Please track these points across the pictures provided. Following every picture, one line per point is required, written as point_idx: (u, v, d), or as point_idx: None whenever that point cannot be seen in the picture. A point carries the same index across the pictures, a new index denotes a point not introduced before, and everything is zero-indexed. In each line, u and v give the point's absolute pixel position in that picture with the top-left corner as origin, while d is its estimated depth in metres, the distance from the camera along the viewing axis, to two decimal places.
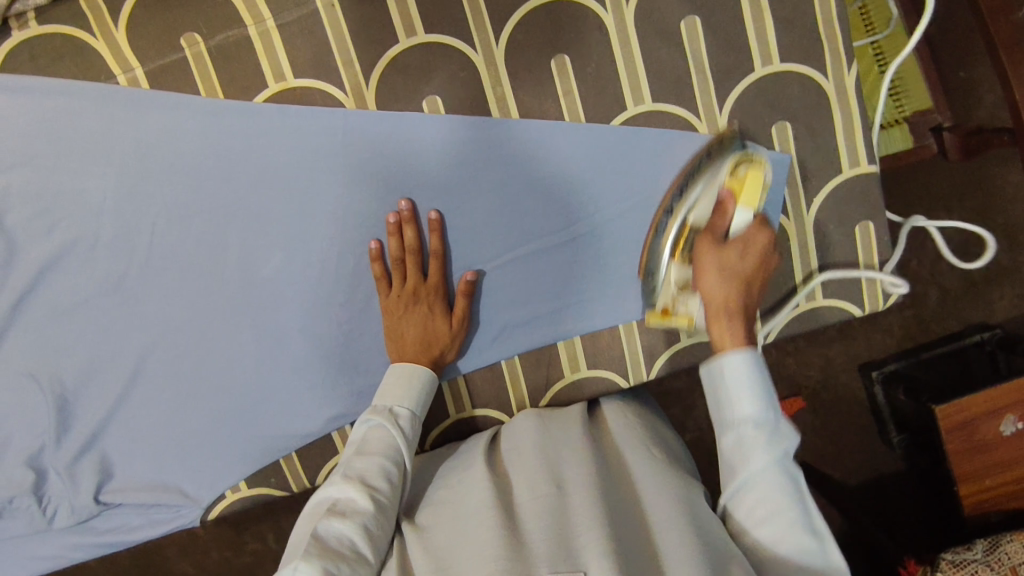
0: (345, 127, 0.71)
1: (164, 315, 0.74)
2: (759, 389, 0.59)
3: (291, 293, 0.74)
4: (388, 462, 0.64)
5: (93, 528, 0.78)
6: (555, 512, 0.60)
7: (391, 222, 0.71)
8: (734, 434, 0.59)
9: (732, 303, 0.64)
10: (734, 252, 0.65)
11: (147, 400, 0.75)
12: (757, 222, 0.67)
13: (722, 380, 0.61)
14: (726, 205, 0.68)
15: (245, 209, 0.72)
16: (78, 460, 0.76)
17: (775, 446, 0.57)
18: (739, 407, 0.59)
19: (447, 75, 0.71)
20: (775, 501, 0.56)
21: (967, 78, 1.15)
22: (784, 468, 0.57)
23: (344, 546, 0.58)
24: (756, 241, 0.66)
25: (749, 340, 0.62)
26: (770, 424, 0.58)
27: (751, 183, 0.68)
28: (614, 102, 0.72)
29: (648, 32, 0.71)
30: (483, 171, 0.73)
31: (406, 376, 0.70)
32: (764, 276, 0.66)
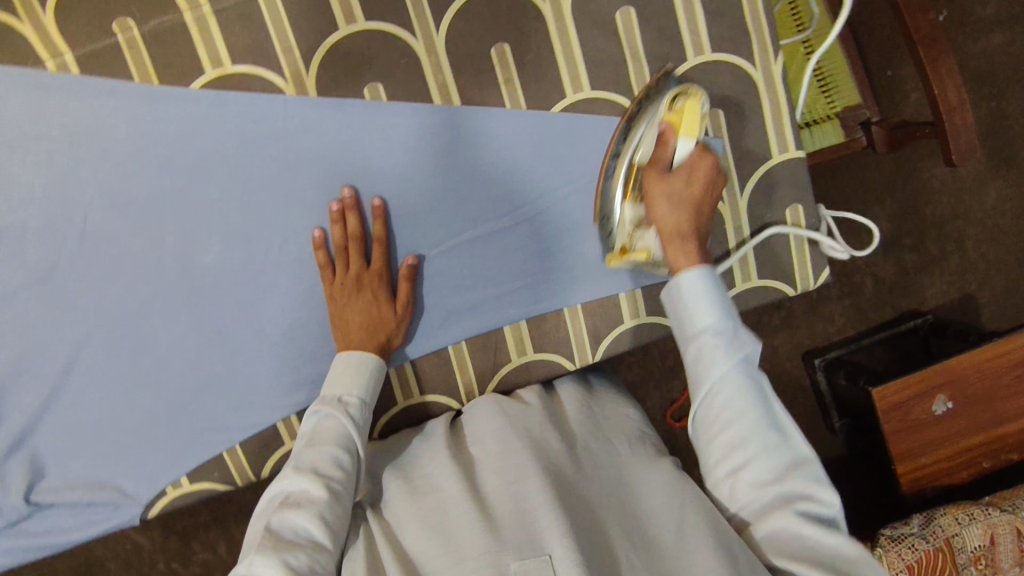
0: (285, 115, 0.70)
1: (100, 307, 0.72)
2: (717, 299, 0.61)
3: (233, 282, 0.73)
4: (339, 450, 0.64)
5: (24, 530, 0.75)
6: (519, 499, 0.62)
7: (334, 210, 0.71)
8: (696, 347, 0.62)
9: (684, 230, 0.65)
10: (681, 180, 0.65)
11: (82, 394, 0.73)
12: (700, 147, 0.66)
13: (682, 295, 0.63)
14: (667, 137, 0.67)
15: (183, 199, 0.71)
16: (7, 460, 0.73)
17: (735, 352, 0.60)
18: (699, 318, 0.62)
19: (389, 63, 0.71)
20: (740, 404, 0.59)
21: (894, 78, 1.21)
22: (747, 373, 0.60)
23: (300, 538, 0.59)
24: (701, 165, 0.66)
25: (703, 259, 0.64)
26: (730, 331, 0.61)
27: (690, 114, 0.66)
28: (553, 90, 0.74)
29: (586, 22, 0.73)
30: (426, 157, 0.73)
31: (352, 363, 0.70)
32: (713, 200, 0.67)
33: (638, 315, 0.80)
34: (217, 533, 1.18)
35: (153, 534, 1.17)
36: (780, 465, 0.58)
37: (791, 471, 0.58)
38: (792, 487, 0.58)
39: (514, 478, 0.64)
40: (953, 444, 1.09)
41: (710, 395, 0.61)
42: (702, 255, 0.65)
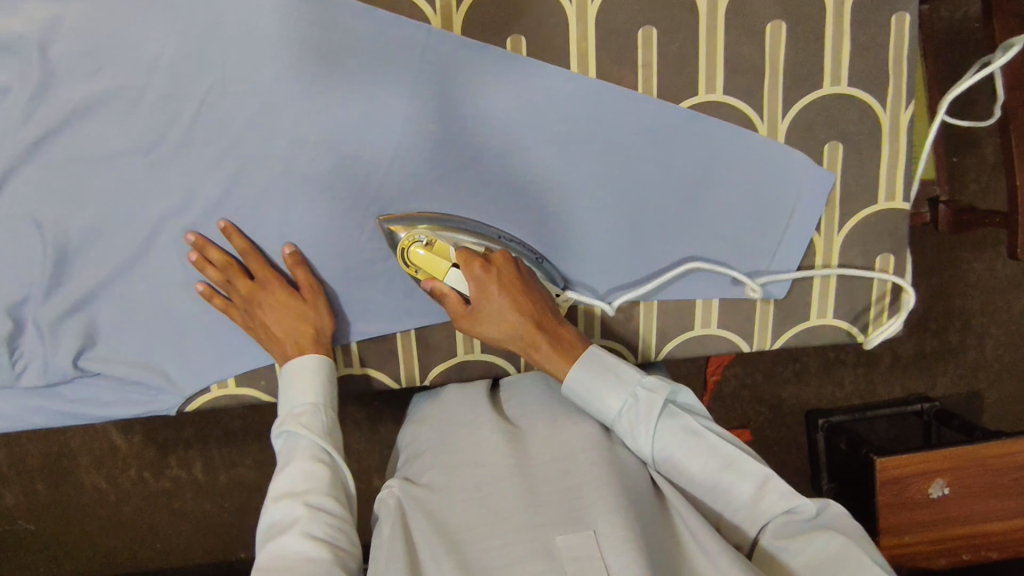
0: (425, 45, 0.70)
1: (193, 189, 0.71)
2: (612, 381, 0.68)
3: (328, 197, 0.72)
4: (306, 464, 0.66)
5: (62, 393, 0.74)
6: (565, 475, 0.65)
7: (193, 259, 0.71)
8: (619, 429, 0.68)
9: (530, 335, 0.69)
10: (484, 308, 0.69)
11: (154, 271, 0.72)
12: (466, 263, 0.69)
13: (579, 396, 0.69)
14: (440, 290, 0.70)
15: (304, 102, 0.70)
16: (64, 319, 0.71)
17: (649, 408, 0.67)
18: (608, 406, 0.68)
19: (537, 19, 0.72)
20: (683, 449, 0.66)
21: (958, 164, 1.16)
22: (672, 424, 0.67)
23: (292, 558, 0.61)
24: (483, 282, 0.68)
25: (557, 346, 0.70)
26: (636, 403, 0.67)
27: (435, 261, 0.69)
28: (687, 85, 0.74)
29: (736, 26, 0.73)
30: (548, 120, 0.73)
31: (299, 371, 0.71)
32: (519, 287, 0.70)
33: (709, 324, 0.81)
34: (196, 455, 1.22)
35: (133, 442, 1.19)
36: (749, 491, 0.65)
37: (760, 487, 0.64)
38: (767, 502, 0.64)
39: (563, 458, 0.66)
40: (943, 530, 1.07)
41: (656, 457, 0.67)
42: (554, 340, 0.70)
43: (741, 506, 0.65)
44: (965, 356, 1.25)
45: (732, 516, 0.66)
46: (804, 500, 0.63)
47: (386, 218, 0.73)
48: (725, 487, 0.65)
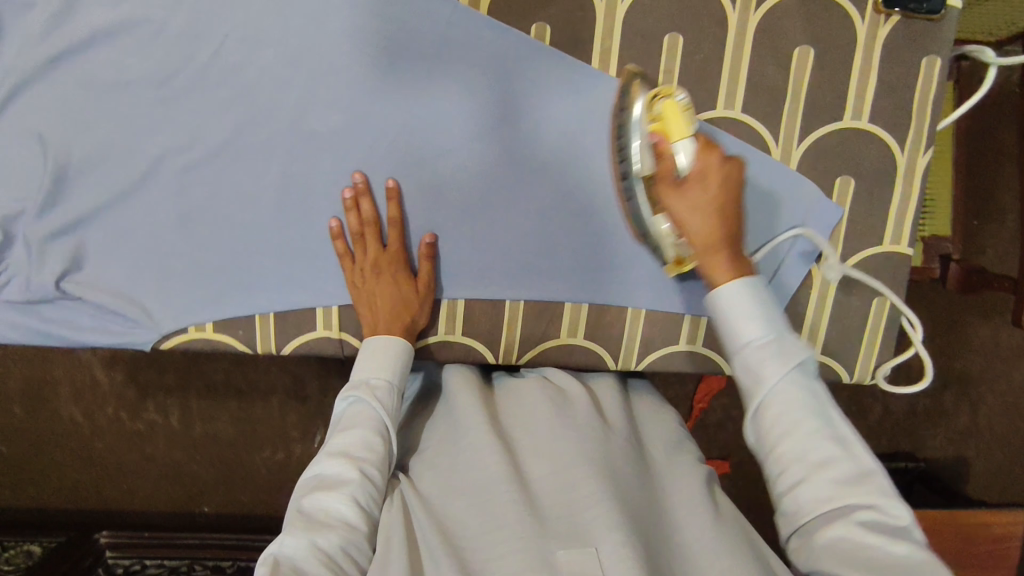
0: (450, 20, 0.70)
1: (200, 129, 0.71)
2: (762, 310, 0.56)
3: (332, 156, 0.72)
4: (370, 435, 0.64)
5: (40, 312, 0.74)
6: (569, 487, 0.61)
7: (347, 197, 0.71)
8: (741, 360, 0.56)
9: (714, 242, 0.58)
10: (696, 188, 0.58)
11: (150, 204, 0.72)
12: (705, 146, 0.58)
13: (723, 310, 0.57)
14: (660, 148, 0.59)
15: (323, 59, 0.70)
16: (54, 239, 0.71)
17: (792, 348, 0.54)
18: (742, 331, 0.56)
19: (565, 10, 0.72)
20: (800, 404, 0.53)
21: (977, 227, 1.14)
22: (800, 381, 0.54)
23: (330, 518, 0.59)
24: (721, 163, 0.57)
25: (740, 271, 0.58)
26: (776, 341, 0.55)
27: (670, 116, 0.58)
28: (706, 97, 0.73)
29: (764, 46, 0.72)
30: (561, 111, 0.73)
31: (382, 346, 0.70)
32: (742, 192, 0.59)
33: (694, 340, 0.80)
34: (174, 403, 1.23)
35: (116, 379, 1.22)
36: (842, 478, 0.51)
37: (863, 480, 0.51)
38: (852, 499, 0.50)
39: (562, 464, 0.63)
40: None
41: (760, 405, 0.54)
42: (735, 254, 0.58)
43: (827, 489, 0.51)
44: (956, 421, 1.23)
45: (806, 497, 0.51)
46: (904, 516, 0.49)
47: (634, 71, 0.67)
48: (820, 463, 0.52)
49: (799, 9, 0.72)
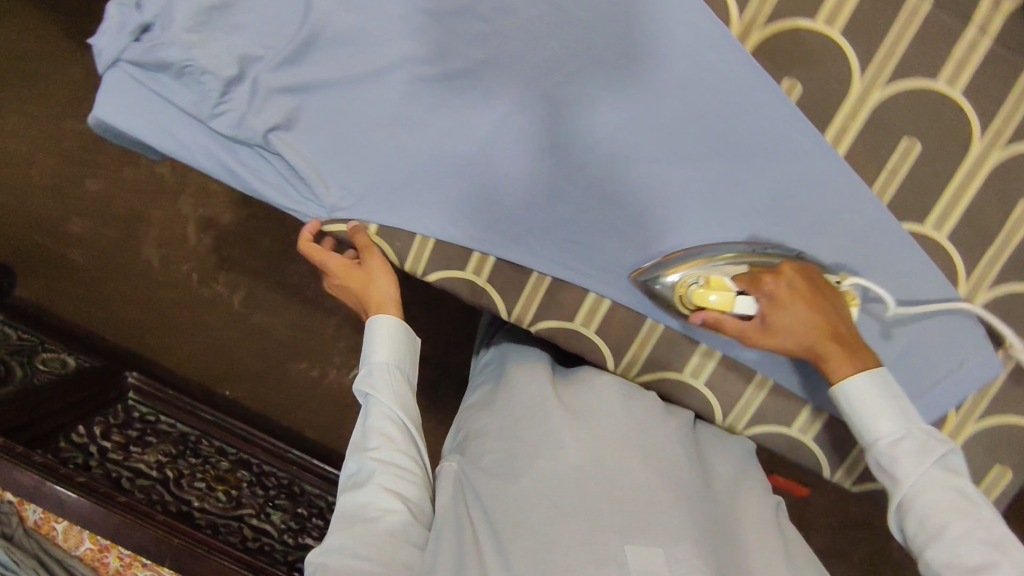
0: (712, 41, 0.72)
1: (448, 50, 0.73)
2: (889, 407, 0.71)
3: (554, 122, 0.75)
4: (381, 423, 0.81)
5: (236, 152, 0.77)
6: (625, 489, 0.74)
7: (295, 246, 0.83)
8: (883, 454, 0.72)
9: (826, 343, 0.73)
10: (779, 315, 0.72)
11: (372, 97, 0.75)
12: (751, 287, 0.74)
13: (854, 409, 0.73)
14: (721, 316, 0.74)
15: (586, 33, 0.72)
16: (280, 94, 0.74)
17: (936, 454, 0.69)
18: (879, 428, 0.72)
19: (822, 76, 0.72)
20: (947, 504, 0.67)
21: None
22: (942, 472, 0.69)
23: (370, 509, 0.77)
24: (783, 296, 0.72)
25: (852, 358, 0.73)
26: (910, 437, 0.70)
27: (717, 284, 0.74)
28: (919, 211, 0.74)
29: (993, 185, 0.73)
30: (778, 170, 0.74)
31: (376, 329, 0.85)
32: (818, 292, 0.73)
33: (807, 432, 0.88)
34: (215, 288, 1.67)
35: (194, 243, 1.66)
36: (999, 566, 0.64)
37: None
38: None
39: (618, 465, 0.76)
40: None
41: (906, 494, 0.69)
42: (848, 350, 0.73)
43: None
44: None
45: None
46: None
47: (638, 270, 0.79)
48: (982, 564, 0.64)
49: None
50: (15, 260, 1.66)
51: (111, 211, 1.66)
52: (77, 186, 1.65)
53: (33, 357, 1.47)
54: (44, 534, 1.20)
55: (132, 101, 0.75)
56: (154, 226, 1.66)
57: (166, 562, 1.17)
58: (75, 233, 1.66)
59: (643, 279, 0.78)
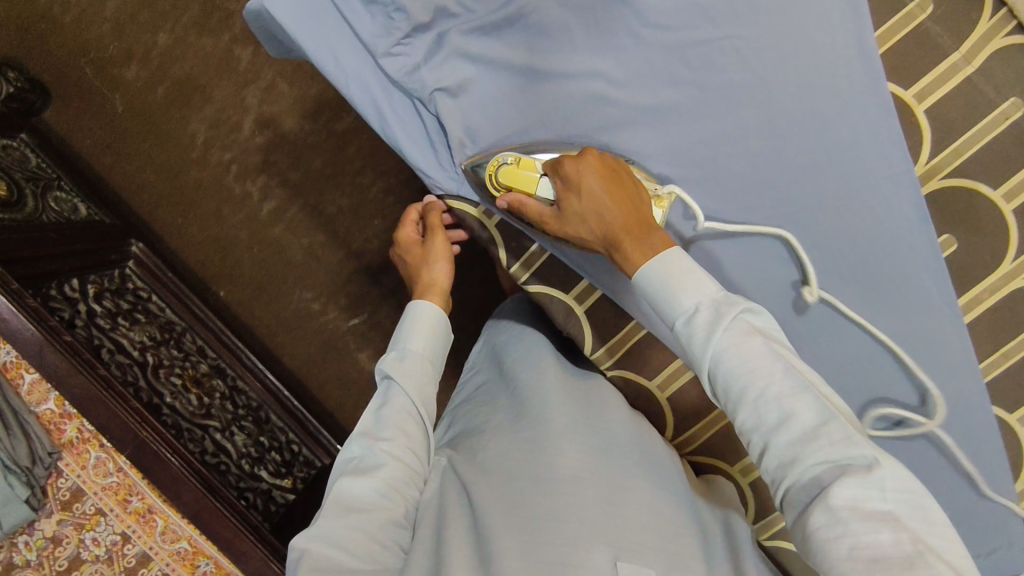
0: (894, 175, 0.70)
1: (640, 81, 0.71)
2: (685, 277, 0.65)
3: (710, 189, 0.74)
4: (398, 412, 0.82)
5: (393, 96, 0.74)
6: (622, 507, 0.75)
7: (409, 220, 1.04)
8: (682, 328, 0.65)
9: (618, 214, 0.68)
10: (572, 195, 0.70)
11: (546, 97, 0.73)
12: (555, 168, 0.71)
13: (651, 285, 0.67)
14: (522, 199, 0.73)
15: (781, 120, 0.70)
16: (460, 58, 0.73)
17: (725, 322, 0.62)
18: (680, 303, 0.65)
19: (979, 243, 0.72)
20: (755, 366, 0.60)
21: None
22: (744, 332, 0.62)
23: (364, 496, 0.75)
24: (576, 174, 0.69)
25: (636, 226, 0.69)
26: (711, 310, 0.64)
27: (527, 172, 0.72)
28: (1012, 399, 0.76)
29: None
30: (899, 314, 0.74)
31: (417, 314, 0.92)
32: (619, 176, 0.69)
33: None
34: (252, 183, 1.60)
35: (246, 137, 1.59)
36: (816, 424, 0.57)
37: (821, 431, 0.57)
38: (823, 449, 0.56)
39: (619, 485, 0.77)
40: None
41: (714, 367, 0.62)
42: (638, 231, 0.69)
43: (791, 446, 0.58)
44: None
45: (784, 462, 0.58)
46: (866, 454, 0.55)
47: (471, 163, 0.75)
48: (782, 421, 0.58)
49: None
50: (56, 83, 1.57)
51: (172, 72, 1.57)
52: (146, 34, 1.56)
53: (47, 191, 1.39)
54: (7, 380, 1.13)
55: (309, 7, 0.70)
56: (210, 103, 1.58)
57: (126, 450, 1.11)
58: (126, 78, 1.57)
59: (472, 169, 0.75)
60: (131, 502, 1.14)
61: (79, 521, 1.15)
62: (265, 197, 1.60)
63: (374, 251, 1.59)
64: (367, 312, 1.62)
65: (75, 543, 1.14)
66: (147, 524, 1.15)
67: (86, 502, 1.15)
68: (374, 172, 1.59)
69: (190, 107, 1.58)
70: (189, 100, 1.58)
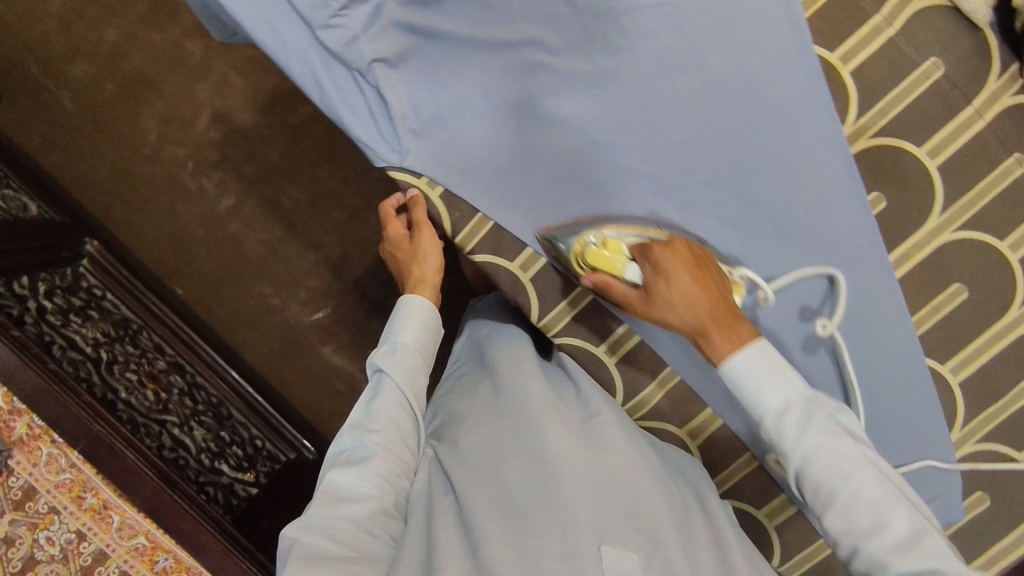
0: (825, 136, 0.72)
1: (578, 50, 0.71)
2: (771, 375, 0.71)
3: (646, 152, 0.75)
4: (386, 403, 0.86)
5: (335, 70, 0.74)
6: (608, 493, 0.79)
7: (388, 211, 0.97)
8: (773, 427, 0.72)
9: (707, 313, 0.72)
10: (661, 288, 0.73)
11: (488, 66, 0.74)
12: (641, 254, 0.76)
13: (739, 385, 0.72)
14: (604, 278, 0.78)
15: (714, 85, 0.72)
16: (398, 30, 0.73)
17: (815, 424, 0.69)
18: (767, 401, 0.71)
19: (905, 200, 0.75)
20: (845, 471, 0.67)
21: None
22: (831, 431, 0.69)
23: (353, 488, 0.78)
24: (668, 265, 0.73)
25: (723, 323, 0.72)
26: (798, 408, 0.71)
27: (611, 251, 0.77)
28: (944, 351, 0.79)
29: (1012, 355, 0.78)
30: (829, 271, 0.77)
31: (409, 310, 0.95)
32: (705, 268, 0.74)
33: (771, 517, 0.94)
34: (207, 178, 1.58)
35: (199, 132, 1.57)
36: (906, 533, 0.65)
37: (914, 542, 0.65)
38: (914, 555, 0.64)
39: (605, 470, 0.81)
40: None
41: (806, 469, 0.70)
42: (725, 324, 0.72)
43: (885, 553, 0.66)
44: None
45: (877, 560, 0.66)
46: (955, 565, 0.63)
47: (549, 230, 0.82)
48: (876, 529, 0.66)
49: None
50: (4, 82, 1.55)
51: (121, 68, 1.55)
52: (94, 31, 1.54)
53: None
54: None
55: None
56: (162, 99, 1.56)
57: (79, 445, 1.09)
58: (75, 76, 1.55)
59: (546, 237, 0.82)
60: (86, 498, 1.12)
61: (33, 520, 1.12)
62: (221, 193, 1.59)
63: (334, 243, 1.59)
64: (329, 306, 1.60)
65: (29, 543, 1.11)
66: (103, 521, 1.12)
67: (39, 501, 1.12)
68: (331, 165, 1.58)
69: (141, 103, 1.56)
70: (140, 96, 1.56)
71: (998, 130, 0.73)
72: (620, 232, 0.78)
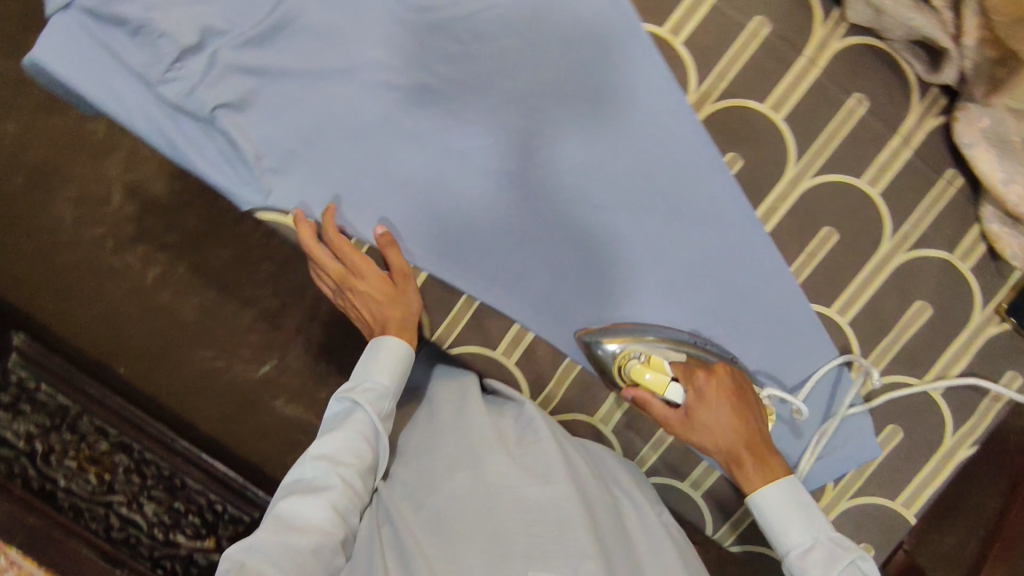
0: (670, 106, 0.74)
1: (420, 60, 0.74)
2: (798, 510, 0.72)
3: (503, 150, 0.76)
4: (355, 440, 0.75)
5: (181, 123, 0.75)
6: (552, 514, 0.77)
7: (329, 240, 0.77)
8: (794, 559, 0.71)
9: (742, 445, 0.74)
10: (703, 415, 0.75)
11: (336, 93, 0.75)
12: (686, 376, 0.76)
13: (768, 516, 0.73)
14: (646, 397, 0.76)
15: (555, 73, 0.74)
16: (234, 73, 0.74)
17: (836, 567, 0.68)
18: (792, 534, 0.72)
19: (759, 155, 0.77)
20: None
21: None
22: (846, 565, 0.68)
23: (309, 520, 0.71)
24: (711, 394, 0.75)
25: (758, 465, 0.74)
26: (816, 540, 0.71)
27: (656, 366, 0.75)
28: (829, 295, 0.80)
29: (893, 288, 0.80)
30: (698, 236, 0.78)
31: (386, 352, 0.78)
32: (742, 399, 0.76)
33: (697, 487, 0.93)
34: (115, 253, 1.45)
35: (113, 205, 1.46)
36: None
37: None
38: None
39: (553, 489, 0.78)
40: None
41: None
42: (758, 460, 0.74)
43: None
44: None
45: None
46: None
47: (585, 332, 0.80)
48: None
49: (940, 273, 0.79)
50: None
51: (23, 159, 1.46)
52: None
53: None
54: None
55: (80, 50, 0.72)
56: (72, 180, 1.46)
57: (15, 541, 1.04)
58: None
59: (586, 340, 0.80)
60: None
61: None
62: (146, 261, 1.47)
63: None
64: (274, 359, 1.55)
65: None
66: None
67: None
68: None
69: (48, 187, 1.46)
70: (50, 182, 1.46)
71: (833, 77, 0.76)
72: (654, 344, 0.78)
